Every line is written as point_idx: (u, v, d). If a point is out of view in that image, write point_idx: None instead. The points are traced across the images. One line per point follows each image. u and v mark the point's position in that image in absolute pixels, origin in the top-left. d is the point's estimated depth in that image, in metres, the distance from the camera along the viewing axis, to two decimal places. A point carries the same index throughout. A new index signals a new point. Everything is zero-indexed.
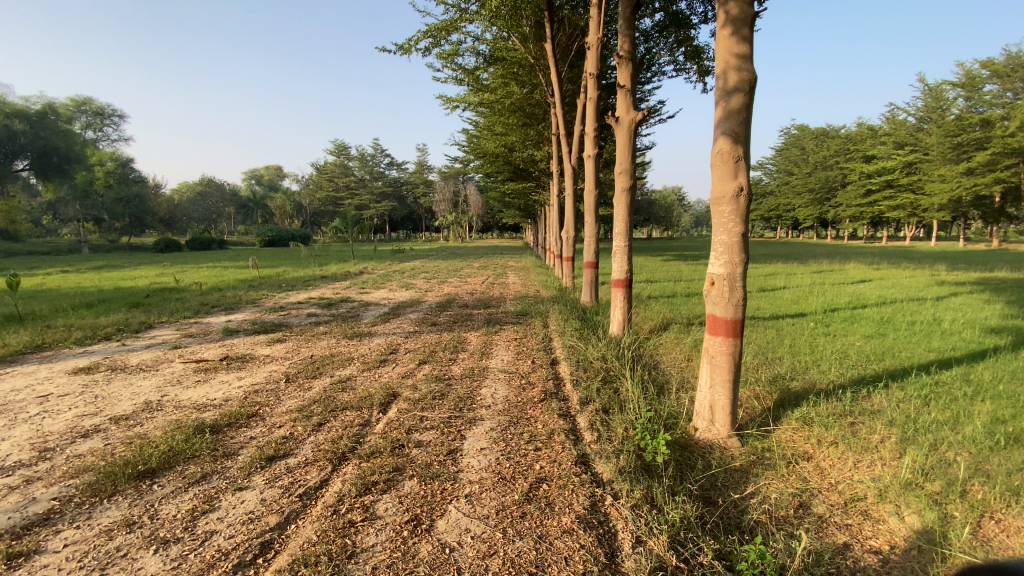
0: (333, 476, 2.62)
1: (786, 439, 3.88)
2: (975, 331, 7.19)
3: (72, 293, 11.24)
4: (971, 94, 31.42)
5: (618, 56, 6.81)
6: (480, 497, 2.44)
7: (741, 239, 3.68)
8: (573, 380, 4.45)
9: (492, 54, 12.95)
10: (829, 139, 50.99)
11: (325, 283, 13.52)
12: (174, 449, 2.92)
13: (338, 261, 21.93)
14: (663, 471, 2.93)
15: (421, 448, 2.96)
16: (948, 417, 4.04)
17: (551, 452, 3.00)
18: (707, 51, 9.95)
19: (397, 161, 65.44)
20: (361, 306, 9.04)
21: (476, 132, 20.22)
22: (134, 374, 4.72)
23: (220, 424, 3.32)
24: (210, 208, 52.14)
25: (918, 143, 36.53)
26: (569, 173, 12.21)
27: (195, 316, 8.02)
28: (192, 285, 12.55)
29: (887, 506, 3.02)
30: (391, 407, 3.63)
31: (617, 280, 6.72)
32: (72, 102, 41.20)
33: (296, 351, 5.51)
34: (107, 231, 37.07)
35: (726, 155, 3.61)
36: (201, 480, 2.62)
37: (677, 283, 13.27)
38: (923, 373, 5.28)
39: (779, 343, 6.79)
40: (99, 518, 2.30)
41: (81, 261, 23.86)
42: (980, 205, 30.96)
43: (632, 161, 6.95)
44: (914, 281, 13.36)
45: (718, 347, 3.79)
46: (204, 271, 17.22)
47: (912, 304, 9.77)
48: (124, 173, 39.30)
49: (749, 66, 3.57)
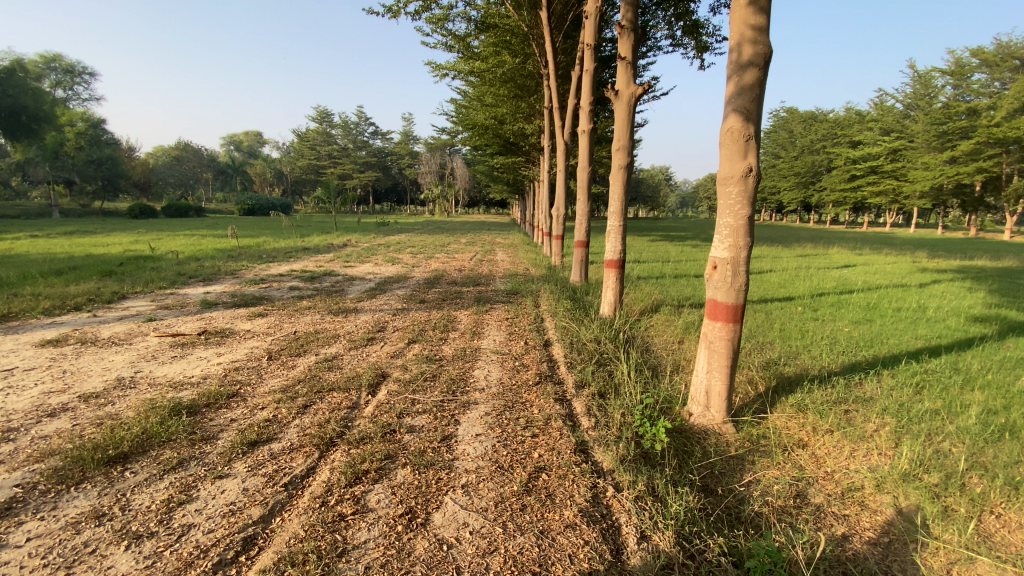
0: (320, 464, 2.47)
1: (780, 425, 3.83)
2: (960, 319, 7.27)
3: (41, 259, 10.74)
4: (960, 82, 31.64)
5: (619, 27, 6.54)
6: (477, 489, 2.31)
7: (746, 222, 3.55)
8: (567, 363, 4.32)
9: (485, 21, 12.50)
10: (817, 123, 51.08)
11: (307, 254, 13.13)
12: (148, 432, 2.73)
13: (321, 233, 21.33)
14: (664, 460, 2.85)
15: (414, 434, 2.81)
16: (941, 406, 4.04)
17: (550, 439, 2.89)
18: (706, 26, 9.70)
19: (382, 131, 63.81)
20: (346, 280, 8.77)
21: (465, 102, 19.68)
22: (106, 348, 4.47)
23: (198, 405, 3.14)
24: (186, 173, 50.49)
25: (904, 130, 36.84)
26: (561, 148, 11.91)
27: (171, 287, 7.69)
28: (169, 254, 12.08)
29: (885, 497, 2.98)
30: (380, 389, 3.47)
31: (610, 260, 6.57)
32: (39, 58, 39.13)
33: (278, 327, 5.29)
34: (79, 194, 35.81)
35: (736, 133, 3.44)
36: (178, 466, 2.45)
37: (666, 263, 13.21)
38: (913, 361, 5.27)
39: (770, 327, 6.77)
40: (66, 508, 2.13)
41: (51, 226, 22.89)
42: (960, 194, 31.68)
43: (630, 138, 6.73)
44: (897, 267, 13.52)
45: (718, 332, 3.69)
46: (182, 239, 16.63)
47: (897, 290, 9.85)
48: (96, 134, 37.62)
49: (765, 39, 3.38)
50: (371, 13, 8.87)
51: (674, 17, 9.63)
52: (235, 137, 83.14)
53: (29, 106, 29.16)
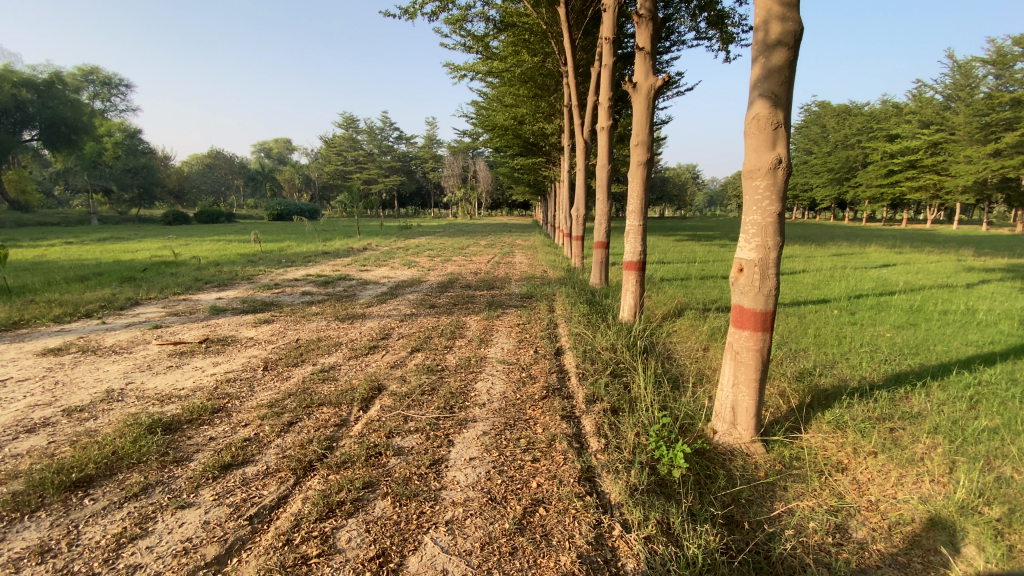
0: (293, 493, 2.23)
1: (816, 445, 3.45)
2: (1013, 323, 6.65)
3: (70, 266, 10.99)
4: (1003, 71, 30.07)
5: (637, 18, 6.21)
6: (462, 525, 2.05)
7: (776, 219, 3.19)
8: (579, 374, 4.02)
9: (503, 20, 12.23)
10: (851, 117, 49.26)
11: (326, 258, 13.07)
12: (118, 453, 2.55)
13: (343, 237, 21.49)
14: (681, 490, 2.54)
15: (401, 457, 2.56)
16: (1001, 424, 3.58)
17: (551, 464, 2.60)
18: (732, 17, 9.28)
19: (405, 136, 64.21)
20: (359, 285, 8.65)
21: (486, 103, 19.49)
22: (105, 357, 4.37)
23: (179, 422, 2.95)
24: (218, 180, 51.92)
25: (944, 122, 34.71)
26: (580, 146, 11.58)
27: (185, 293, 7.68)
28: (191, 260, 12.23)
29: (939, 534, 2.58)
30: (374, 404, 3.24)
31: (629, 262, 6.21)
32: (79, 71, 40.69)
33: (281, 334, 5.12)
34: (118, 202, 37.10)
35: (763, 121, 3.11)
36: (140, 494, 2.25)
37: (691, 264, 12.70)
38: (964, 371, 4.77)
39: (803, 333, 6.31)
40: (12, 542, 1.93)
41: (85, 233, 23.65)
42: (1006, 188, 29.93)
43: (650, 134, 6.38)
44: (941, 266, 12.68)
45: (745, 342, 3.33)
46: (207, 245, 16.92)
47: (942, 291, 9.17)
48: (133, 144, 39.06)
49: (794, 15, 3.05)
50: (387, 16, 8.77)
51: (698, 9, 9.24)
52: (266, 145, 85.54)
53: (68, 117, 30.49)
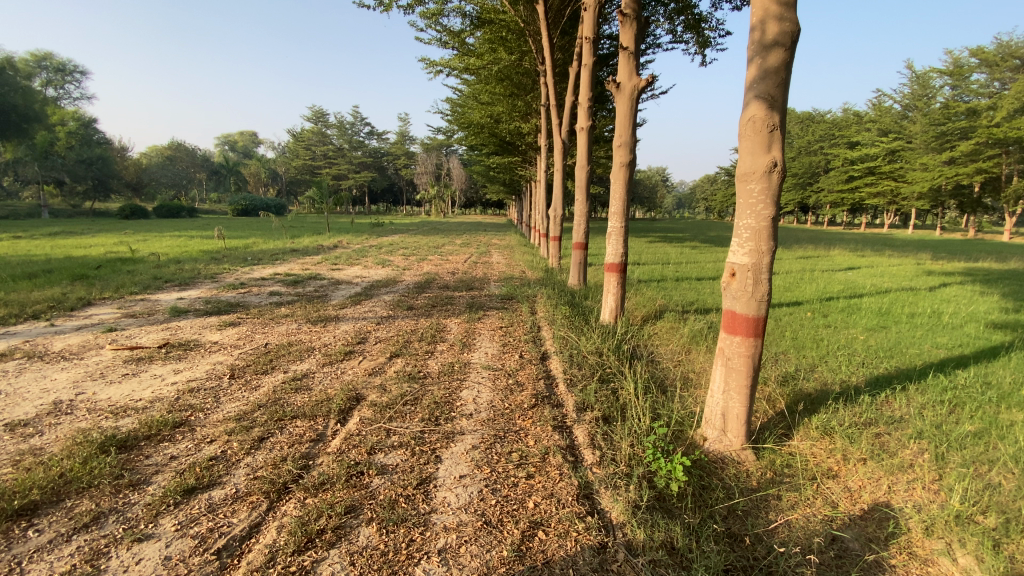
0: (267, 521, 2.02)
1: (806, 452, 3.40)
2: (979, 327, 6.85)
3: (16, 262, 10.23)
4: (958, 83, 31.49)
5: (621, 16, 6.11)
6: (457, 555, 1.88)
7: (770, 224, 3.12)
8: (567, 381, 3.88)
9: (480, 16, 12.00)
10: (815, 124, 50.94)
11: (294, 257, 12.60)
12: (66, 476, 2.26)
13: (313, 234, 20.88)
14: (682, 506, 2.43)
15: (385, 477, 2.37)
16: (981, 429, 3.61)
17: (546, 480, 2.45)
18: (709, 21, 9.34)
19: (377, 131, 63.18)
20: (331, 285, 8.30)
21: (461, 100, 19.26)
22: (53, 364, 3.99)
23: (136, 438, 2.68)
24: (179, 173, 49.88)
25: (902, 131, 36.29)
26: (558, 146, 11.46)
27: (143, 293, 7.17)
28: (150, 256, 11.56)
29: (936, 544, 2.53)
30: (352, 416, 3.03)
31: (610, 264, 6.09)
32: (30, 56, 38.36)
33: (248, 338, 4.81)
34: (70, 194, 35.23)
35: (759, 122, 3.03)
36: (92, 524, 1.99)
37: (666, 266, 12.78)
38: (940, 374, 4.83)
39: (782, 335, 6.34)
40: None
41: (34, 226, 22.28)
42: (959, 195, 31.36)
43: (632, 135, 6.30)
44: (903, 270, 13.11)
45: (737, 348, 3.25)
46: (167, 241, 16.12)
47: (908, 294, 9.43)
48: (87, 134, 37.09)
49: (791, 15, 2.97)
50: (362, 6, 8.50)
51: (675, 11, 9.27)
52: (229, 137, 82.69)
53: (19, 105, 28.18)
